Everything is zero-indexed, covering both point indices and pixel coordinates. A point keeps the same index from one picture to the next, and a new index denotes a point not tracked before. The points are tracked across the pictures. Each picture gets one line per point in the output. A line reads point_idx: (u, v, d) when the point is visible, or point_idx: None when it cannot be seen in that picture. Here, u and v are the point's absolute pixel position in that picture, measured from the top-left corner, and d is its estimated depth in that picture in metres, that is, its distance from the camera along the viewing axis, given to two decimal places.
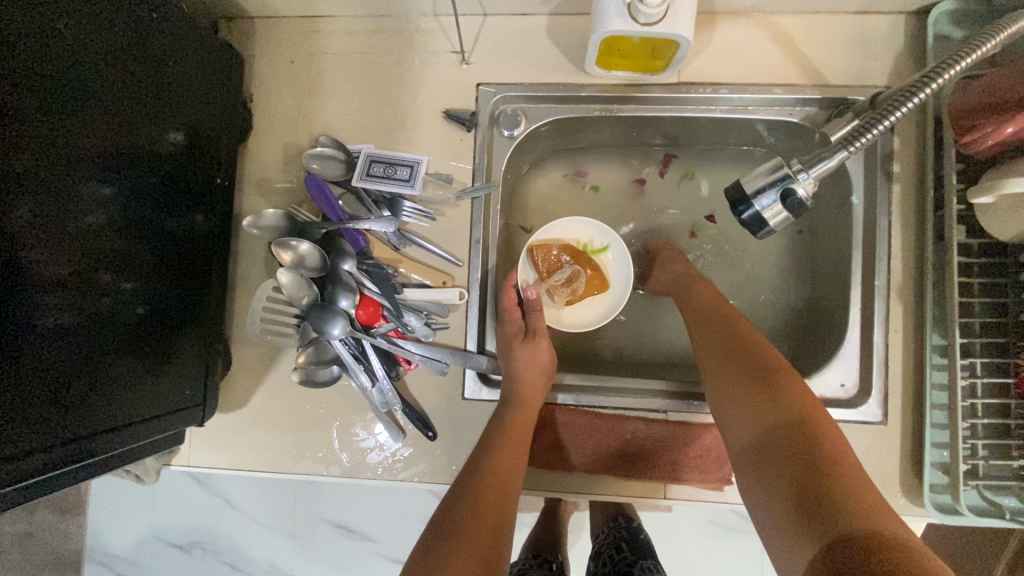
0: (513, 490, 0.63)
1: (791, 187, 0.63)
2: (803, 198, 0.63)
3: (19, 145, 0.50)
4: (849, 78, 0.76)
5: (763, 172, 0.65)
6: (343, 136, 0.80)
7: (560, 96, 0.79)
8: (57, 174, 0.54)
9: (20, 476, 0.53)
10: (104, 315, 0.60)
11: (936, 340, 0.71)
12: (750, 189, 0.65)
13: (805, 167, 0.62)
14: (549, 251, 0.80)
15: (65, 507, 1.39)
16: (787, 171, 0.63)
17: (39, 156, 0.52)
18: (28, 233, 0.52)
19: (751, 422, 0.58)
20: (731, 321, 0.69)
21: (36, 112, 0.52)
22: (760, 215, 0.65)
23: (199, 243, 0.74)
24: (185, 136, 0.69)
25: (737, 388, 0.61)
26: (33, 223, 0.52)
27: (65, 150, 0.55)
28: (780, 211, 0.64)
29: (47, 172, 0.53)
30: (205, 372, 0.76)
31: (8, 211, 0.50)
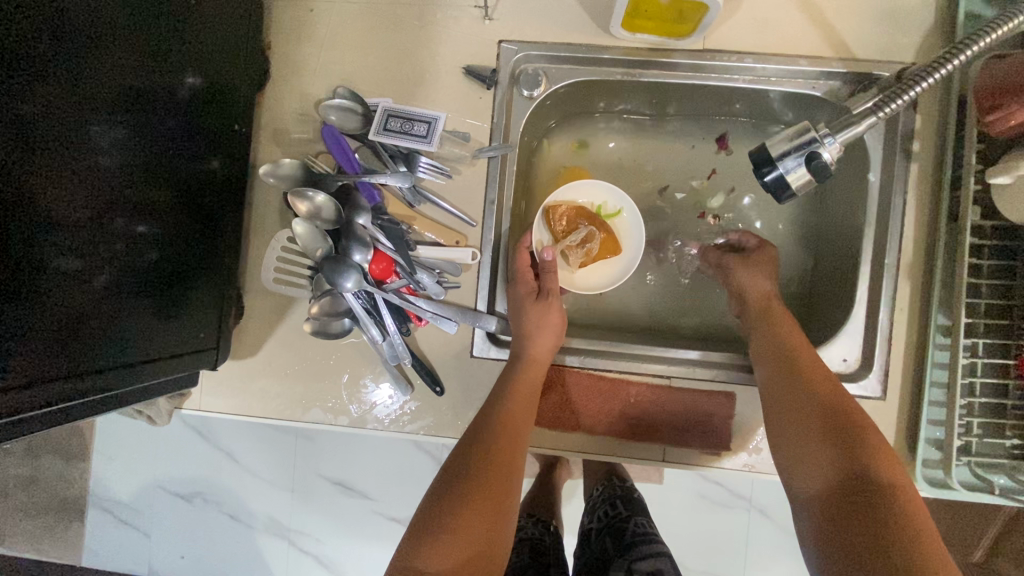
0: (521, 446, 0.65)
1: (816, 151, 0.63)
2: (828, 163, 0.63)
3: (28, 79, 0.50)
4: (876, 52, 0.75)
5: (787, 136, 0.65)
6: (360, 88, 0.80)
7: (582, 57, 0.78)
8: (69, 113, 0.54)
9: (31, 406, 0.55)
10: (119, 258, 0.61)
11: (942, 321, 0.71)
12: (774, 152, 0.64)
13: (832, 132, 0.63)
14: (564, 212, 0.81)
15: (70, 452, 1.42)
16: (815, 135, 0.63)
17: (52, 93, 0.52)
18: (41, 170, 0.52)
19: (820, 465, 0.60)
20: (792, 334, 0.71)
21: (47, 46, 0.51)
22: (783, 178, 0.65)
23: (216, 189, 0.74)
24: (201, 81, 0.68)
25: (813, 432, 0.62)
26: (45, 159, 0.52)
27: (74, 86, 0.54)
28: (804, 174, 0.64)
29: (55, 107, 0.52)
30: (219, 317, 0.77)
31: (19, 146, 0.49)
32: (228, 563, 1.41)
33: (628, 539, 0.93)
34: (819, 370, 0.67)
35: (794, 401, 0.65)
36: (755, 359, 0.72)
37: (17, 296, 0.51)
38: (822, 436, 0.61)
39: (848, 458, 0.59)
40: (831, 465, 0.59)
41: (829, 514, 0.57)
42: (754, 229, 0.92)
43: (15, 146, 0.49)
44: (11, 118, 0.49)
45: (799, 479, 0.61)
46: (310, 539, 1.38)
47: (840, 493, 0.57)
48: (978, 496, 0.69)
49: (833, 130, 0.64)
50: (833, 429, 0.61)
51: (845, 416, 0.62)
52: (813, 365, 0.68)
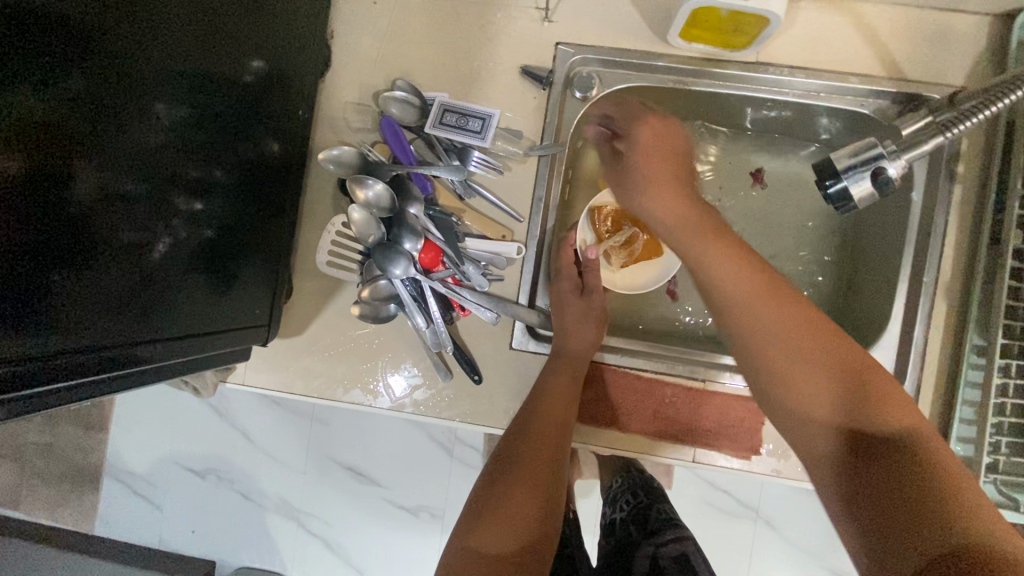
0: (567, 431, 0.68)
1: (882, 166, 0.65)
2: (892, 177, 0.65)
3: (106, 64, 0.52)
4: (927, 74, 0.76)
5: (852, 150, 0.66)
6: (418, 82, 0.82)
7: (635, 63, 0.80)
8: (141, 95, 0.56)
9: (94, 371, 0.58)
10: (177, 234, 0.63)
11: (977, 341, 0.73)
12: (839, 166, 0.66)
13: (897, 150, 0.65)
14: (608, 213, 0.84)
15: (92, 422, 1.46)
16: (882, 151, 0.64)
17: (126, 75, 0.54)
18: (109, 148, 0.54)
19: (815, 410, 0.57)
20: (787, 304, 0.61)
21: (125, 32, 0.53)
22: (845, 190, 0.66)
23: (273, 172, 0.77)
24: (263, 65, 0.70)
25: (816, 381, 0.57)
26: (113, 138, 0.54)
27: (149, 69, 0.56)
28: (868, 189, 0.66)
29: (127, 85, 0.54)
30: (271, 295, 0.80)
31: (90, 126, 0.52)
32: (241, 539, 1.43)
33: (653, 525, 0.95)
34: (779, 287, 0.61)
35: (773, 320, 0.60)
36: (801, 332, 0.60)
37: (83, 269, 0.53)
38: (794, 374, 0.58)
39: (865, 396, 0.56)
40: (849, 408, 0.55)
41: (857, 446, 0.53)
42: (789, 241, 0.94)
43: (86, 126, 0.51)
44: (85, 100, 0.51)
45: (825, 431, 0.56)
46: (322, 522, 1.40)
47: (870, 426, 0.54)
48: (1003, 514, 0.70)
49: (898, 147, 0.65)
50: (797, 362, 0.58)
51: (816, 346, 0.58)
52: (733, 254, 0.63)
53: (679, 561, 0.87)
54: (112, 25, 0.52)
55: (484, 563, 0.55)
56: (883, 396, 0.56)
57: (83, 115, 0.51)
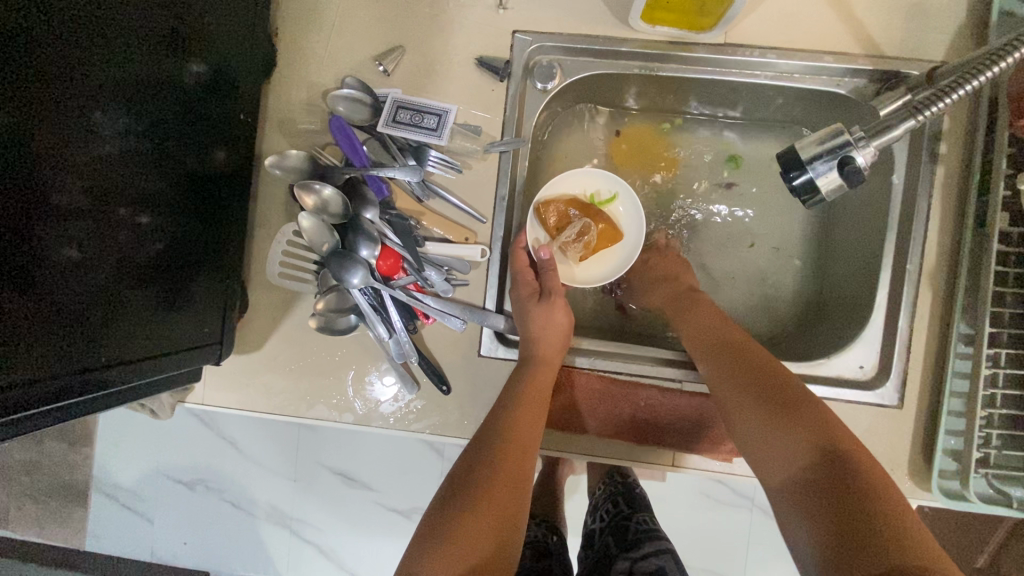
0: (532, 449, 0.64)
1: (849, 155, 0.60)
2: (861, 167, 0.61)
3: (33, 68, 0.48)
4: (905, 50, 0.72)
5: (818, 138, 0.62)
6: (370, 78, 0.77)
7: (597, 50, 0.76)
8: (74, 101, 0.52)
9: (36, 402, 0.54)
10: (122, 248, 0.59)
11: (964, 329, 0.69)
12: (805, 155, 0.62)
13: (866, 136, 0.60)
14: (555, 208, 0.79)
15: (73, 439, 1.42)
16: (849, 139, 0.60)
17: (55, 79, 0.50)
18: (42, 159, 0.50)
19: (780, 430, 0.59)
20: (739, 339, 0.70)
21: (52, 34, 0.49)
22: (812, 182, 0.62)
23: (222, 180, 0.72)
24: (206, 69, 0.66)
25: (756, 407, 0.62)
26: (47, 149, 0.50)
27: (83, 73, 0.52)
28: (835, 179, 0.62)
29: (60, 91, 0.51)
30: (223, 312, 0.75)
31: (21, 137, 0.48)
32: (229, 552, 1.41)
33: (630, 537, 0.92)
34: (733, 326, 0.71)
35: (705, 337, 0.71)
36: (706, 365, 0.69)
37: (14, 291, 0.49)
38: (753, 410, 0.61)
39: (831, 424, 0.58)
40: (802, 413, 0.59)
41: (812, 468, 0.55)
42: (768, 229, 0.91)
43: (17, 136, 0.47)
44: (14, 108, 0.47)
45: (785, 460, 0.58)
46: (311, 530, 1.38)
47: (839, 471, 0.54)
48: (994, 509, 0.67)
49: (868, 132, 0.61)
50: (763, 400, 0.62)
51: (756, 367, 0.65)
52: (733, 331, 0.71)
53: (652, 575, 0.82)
54: (35, 31, 0.48)
55: None
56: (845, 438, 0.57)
57: (15, 125, 0.47)
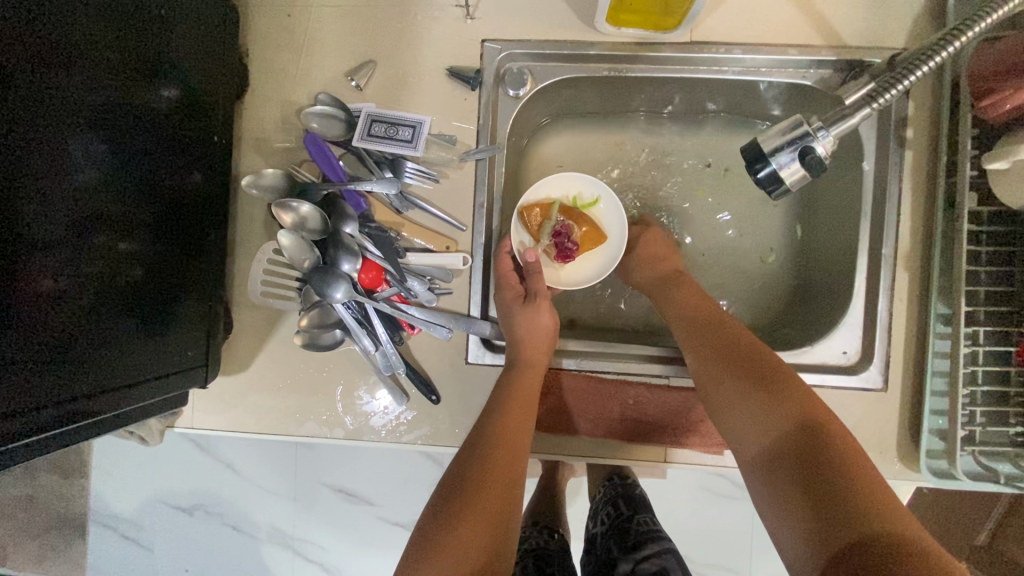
0: (522, 451, 0.65)
1: (809, 145, 0.62)
2: (821, 157, 0.62)
3: (8, 107, 0.48)
4: (867, 38, 0.73)
5: (780, 130, 0.63)
6: (343, 94, 0.78)
7: (566, 54, 0.77)
8: (48, 134, 0.52)
9: (23, 434, 0.54)
10: (103, 277, 0.59)
11: (941, 310, 0.70)
12: (767, 149, 0.63)
13: (825, 125, 0.62)
14: (538, 214, 0.80)
15: (67, 471, 1.40)
16: (808, 129, 0.62)
17: (30, 115, 0.50)
18: (20, 195, 0.50)
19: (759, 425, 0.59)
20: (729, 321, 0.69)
21: (23, 72, 0.49)
22: (776, 173, 0.63)
23: (199, 203, 0.72)
24: (178, 92, 0.66)
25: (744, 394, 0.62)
26: (25, 185, 0.50)
27: (55, 107, 0.52)
28: (798, 170, 0.63)
29: (34, 127, 0.51)
30: (207, 333, 0.75)
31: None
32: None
33: (631, 538, 0.92)
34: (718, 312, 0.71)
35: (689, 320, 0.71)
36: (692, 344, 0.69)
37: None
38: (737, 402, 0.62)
39: (819, 411, 0.58)
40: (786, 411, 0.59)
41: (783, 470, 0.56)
42: (747, 221, 0.92)
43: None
44: None
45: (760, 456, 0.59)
46: (313, 549, 1.37)
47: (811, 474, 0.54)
48: (983, 486, 0.68)
49: (826, 121, 0.62)
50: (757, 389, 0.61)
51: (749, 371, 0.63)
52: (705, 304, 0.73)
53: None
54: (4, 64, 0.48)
55: None
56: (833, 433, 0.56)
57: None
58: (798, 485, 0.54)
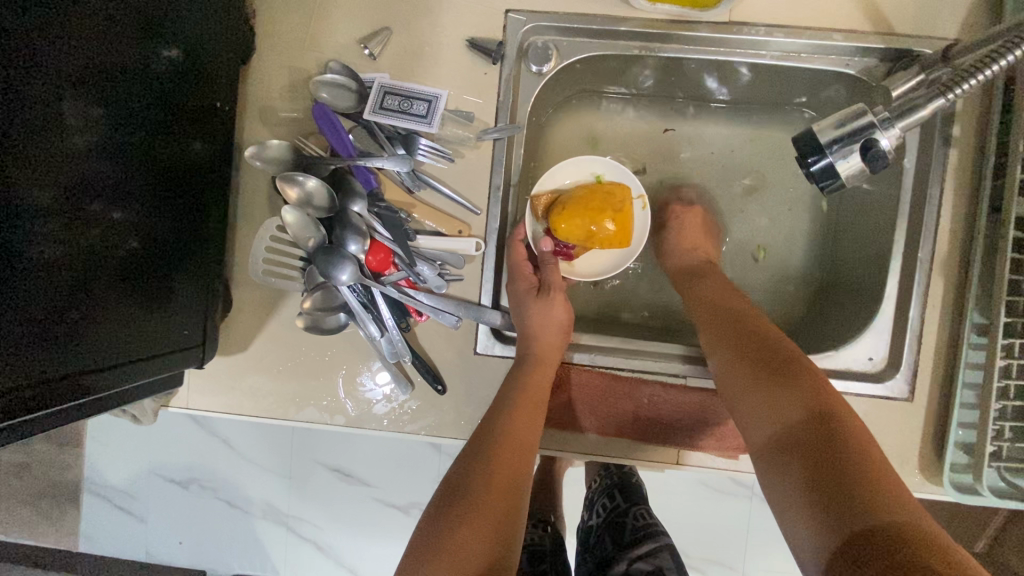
0: (530, 452, 0.62)
1: (873, 137, 0.58)
2: (886, 150, 0.58)
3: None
4: (918, 26, 0.69)
5: (840, 119, 0.59)
6: (355, 62, 0.73)
7: (595, 30, 0.72)
8: (38, 93, 0.48)
9: (14, 413, 0.51)
10: (96, 249, 0.56)
11: (977, 319, 0.67)
12: (823, 139, 0.59)
13: (890, 117, 0.58)
14: (550, 199, 0.77)
15: (62, 441, 1.38)
16: (872, 119, 0.58)
17: (16, 71, 0.46)
18: (6, 159, 0.46)
19: (783, 421, 0.56)
20: (757, 316, 0.66)
21: (13, 23, 0.45)
22: (832, 167, 0.59)
23: (199, 174, 0.68)
24: (179, 53, 0.62)
25: (769, 386, 0.58)
26: (11, 147, 0.46)
27: (44, 64, 0.48)
28: (857, 163, 0.59)
29: (23, 85, 0.47)
30: (205, 312, 0.72)
31: None
32: (224, 552, 1.38)
33: (628, 536, 0.90)
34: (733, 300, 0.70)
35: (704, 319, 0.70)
36: (716, 343, 0.66)
37: None
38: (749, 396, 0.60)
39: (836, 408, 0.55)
40: (812, 398, 0.56)
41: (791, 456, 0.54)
42: (770, 216, 0.89)
43: None
44: None
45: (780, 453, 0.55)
46: (307, 528, 1.35)
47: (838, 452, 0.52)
48: (1007, 503, 0.65)
49: (892, 114, 0.59)
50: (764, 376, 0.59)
51: (791, 360, 0.60)
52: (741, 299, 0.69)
53: None
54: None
55: None
56: (848, 417, 0.55)
57: None
58: (804, 475, 0.52)
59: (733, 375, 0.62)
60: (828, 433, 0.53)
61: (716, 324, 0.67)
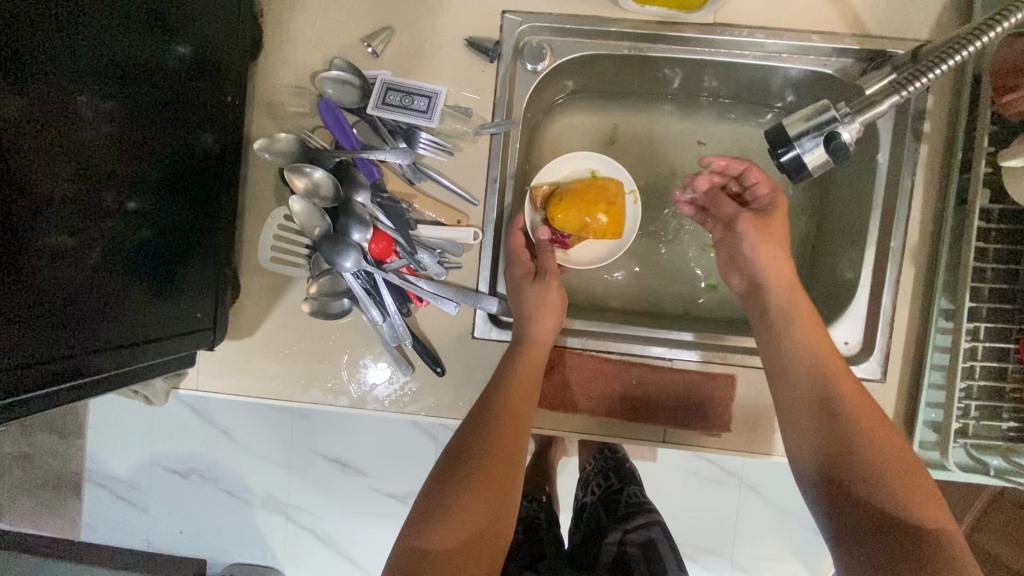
0: (525, 427, 0.66)
1: (835, 130, 0.62)
2: (847, 143, 0.62)
3: (18, 59, 0.48)
4: (891, 29, 0.73)
5: (806, 114, 0.63)
6: (358, 59, 0.77)
7: (587, 30, 0.76)
8: (58, 89, 0.52)
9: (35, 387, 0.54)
10: (111, 236, 0.59)
11: (945, 305, 0.71)
12: (792, 132, 0.63)
13: (851, 111, 0.62)
14: (549, 190, 0.81)
15: (66, 430, 1.41)
16: (834, 113, 0.62)
17: (37, 68, 0.50)
18: (27, 149, 0.50)
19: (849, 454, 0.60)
20: (826, 344, 0.67)
21: (36, 24, 0.49)
22: (800, 159, 0.64)
23: (208, 164, 0.71)
24: (188, 49, 0.65)
25: (839, 423, 0.62)
26: (33, 139, 0.50)
27: (64, 62, 0.52)
28: (821, 154, 0.63)
29: (44, 81, 0.50)
30: (214, 296, 0.75)
31: (9, 126, 0.48)
32: (226, 538, 1.41)
33: (621, 510, 0.94)
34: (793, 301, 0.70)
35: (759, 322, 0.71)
36: (782, 370, 0.67)
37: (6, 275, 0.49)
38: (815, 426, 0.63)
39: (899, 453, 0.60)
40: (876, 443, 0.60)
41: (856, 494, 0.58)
42: None
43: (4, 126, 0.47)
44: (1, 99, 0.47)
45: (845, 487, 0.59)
46: (308, 514, 1.38)
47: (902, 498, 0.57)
48: (972, 477, 0.70)
49: (852, 109, 0.62)
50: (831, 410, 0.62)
51: (858, 399, 0.63)
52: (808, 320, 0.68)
53: (644, 549, 0.85)
54: (9, 8, 0.46)
55: (427, 563, 0.54)
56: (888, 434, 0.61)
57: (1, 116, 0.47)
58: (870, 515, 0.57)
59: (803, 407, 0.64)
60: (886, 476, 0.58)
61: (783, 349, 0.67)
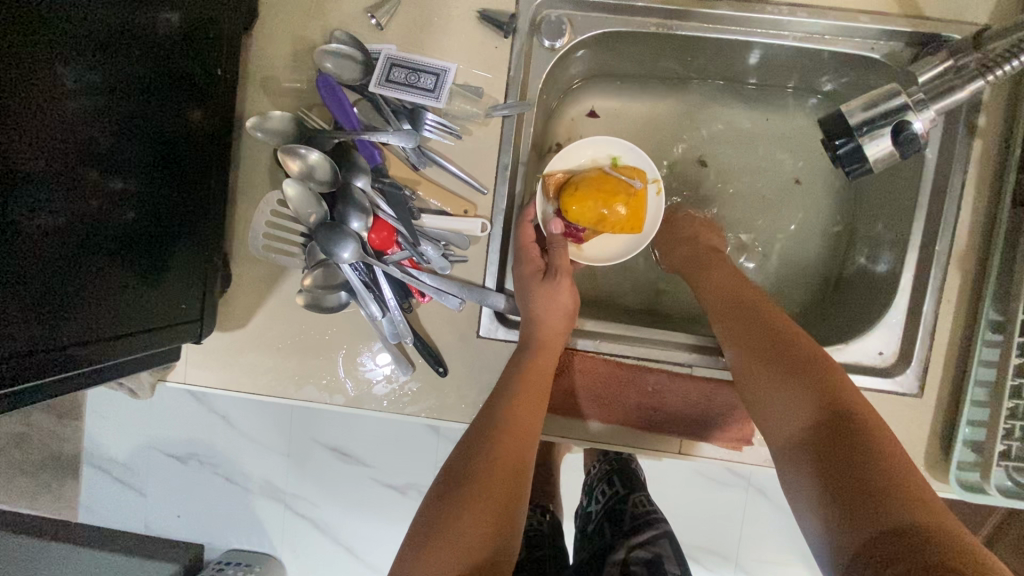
0: (531, 439, 0.61)
1: (906, 120, 0.56)
2: (918, 134, 0.56)
3: None
4: (948, 10, 0.66)
5: (871, 98, 0.57)
6: (361, 32, 0.71)
7: (611, 4, 0.70)
8: (34, 53, 0.46)
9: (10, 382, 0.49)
10: (94, 218, 0.54)
11: (993, 316, 0.65)
12: (853, 121, 0.57)
13: (927, 100, 0.57)
14: (563, 178, 0.75)
15: (62, 413, 1.38)
16: (906, 100, 0.56)
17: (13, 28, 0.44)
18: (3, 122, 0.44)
19: (802, 411, 0.56)
20: (766, 309, 0.65)
21: None
22: (860, 151, 0.58)
23: (199, 144, 0.66)
24: (181, 18, 0.59)
25: (787, 381, 0.58)
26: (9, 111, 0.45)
27: (42, 24, 0.46)
28: (888, 147, 0.57)
29: (19, 44, 0.45)
30: (202, 287, 0.70)
31: None
32: (221, 528, 1.38)
33: (627, 522, 0.90)
34: (746, 291, 0.68)
35: (719, 310, 0.68)
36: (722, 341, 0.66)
37: None
38: (764, 387, 0.59)
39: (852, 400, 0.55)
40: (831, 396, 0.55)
41: (812, 449, 0.53)
42: (782, 204, 0.87)
43: None
44: None
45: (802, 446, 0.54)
46: (305, 503, 1.35)
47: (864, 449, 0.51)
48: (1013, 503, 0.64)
49: (926, 96, 0.57)
50: (773, 367, 0.59)
51: (798, 351, 0.59)
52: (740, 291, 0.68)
53: (650, 568, 0.80)
54: None
55: None
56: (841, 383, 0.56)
57: None
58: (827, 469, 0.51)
59: (749, 371, 0.61)
60: (840, 429, 0.53)
61: (724, 319, 0.66)
